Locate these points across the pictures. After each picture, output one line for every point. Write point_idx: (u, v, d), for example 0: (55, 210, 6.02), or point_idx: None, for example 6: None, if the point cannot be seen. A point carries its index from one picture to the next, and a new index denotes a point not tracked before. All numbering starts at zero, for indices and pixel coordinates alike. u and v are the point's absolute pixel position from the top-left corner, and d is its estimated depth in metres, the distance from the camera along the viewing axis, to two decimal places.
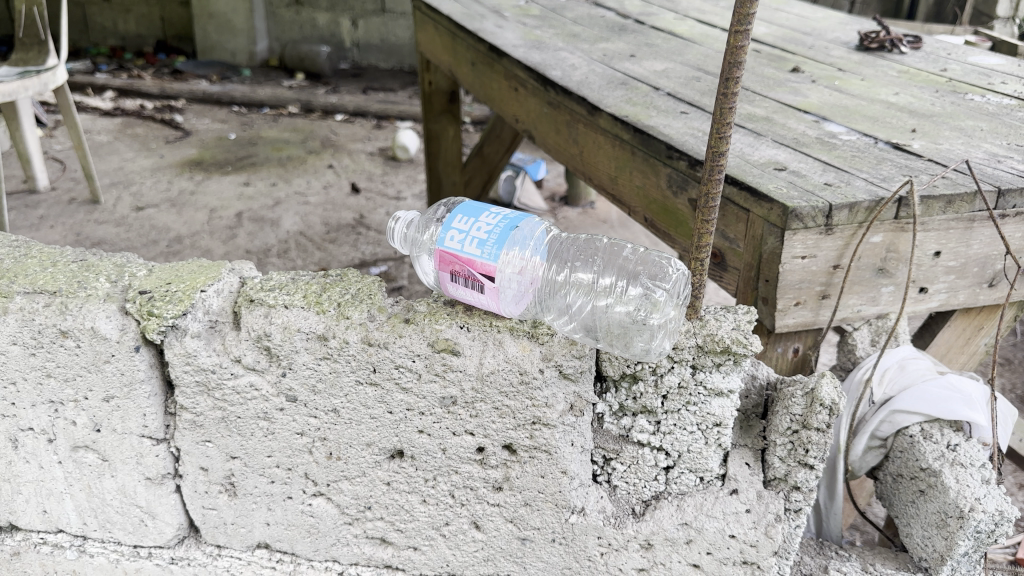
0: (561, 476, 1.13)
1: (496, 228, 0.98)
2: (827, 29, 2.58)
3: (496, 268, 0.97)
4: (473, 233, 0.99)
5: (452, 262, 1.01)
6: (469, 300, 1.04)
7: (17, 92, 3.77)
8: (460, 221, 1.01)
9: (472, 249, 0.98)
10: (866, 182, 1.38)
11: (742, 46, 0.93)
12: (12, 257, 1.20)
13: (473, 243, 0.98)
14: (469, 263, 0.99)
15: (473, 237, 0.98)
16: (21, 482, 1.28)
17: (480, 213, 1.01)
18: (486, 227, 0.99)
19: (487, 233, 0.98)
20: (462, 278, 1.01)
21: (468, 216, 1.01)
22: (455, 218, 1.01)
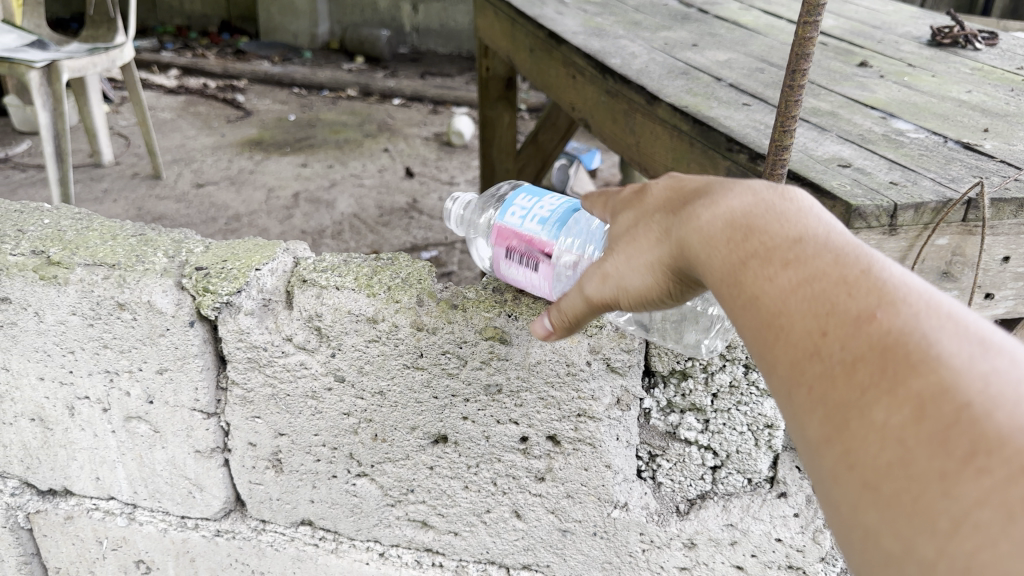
0: (604, 470, 1.12)
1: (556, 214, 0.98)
2: (897, 23, 2.50)
3: (555, 246, 0.95)
4: (537, 214, 0.98)
5: (510, 238, 0.99)
6: (520, 282, 1.03)
7: (86, 68, 3.86)
8: (523, 200, 1.00)
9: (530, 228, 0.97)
10: (933, 182, 1.33)
11: (810, 38, 0.90)
12: (74, 229, 1.23)
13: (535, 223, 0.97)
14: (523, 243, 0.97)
15: (535, 217, 0.97)
16: (76, 449, 1.31)
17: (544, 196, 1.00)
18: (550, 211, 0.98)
19: (546, 216, 0.97)
20: (517, 256, 0.99)
21: (531, 196, 1.00)
22: (518, 197, 1.00)
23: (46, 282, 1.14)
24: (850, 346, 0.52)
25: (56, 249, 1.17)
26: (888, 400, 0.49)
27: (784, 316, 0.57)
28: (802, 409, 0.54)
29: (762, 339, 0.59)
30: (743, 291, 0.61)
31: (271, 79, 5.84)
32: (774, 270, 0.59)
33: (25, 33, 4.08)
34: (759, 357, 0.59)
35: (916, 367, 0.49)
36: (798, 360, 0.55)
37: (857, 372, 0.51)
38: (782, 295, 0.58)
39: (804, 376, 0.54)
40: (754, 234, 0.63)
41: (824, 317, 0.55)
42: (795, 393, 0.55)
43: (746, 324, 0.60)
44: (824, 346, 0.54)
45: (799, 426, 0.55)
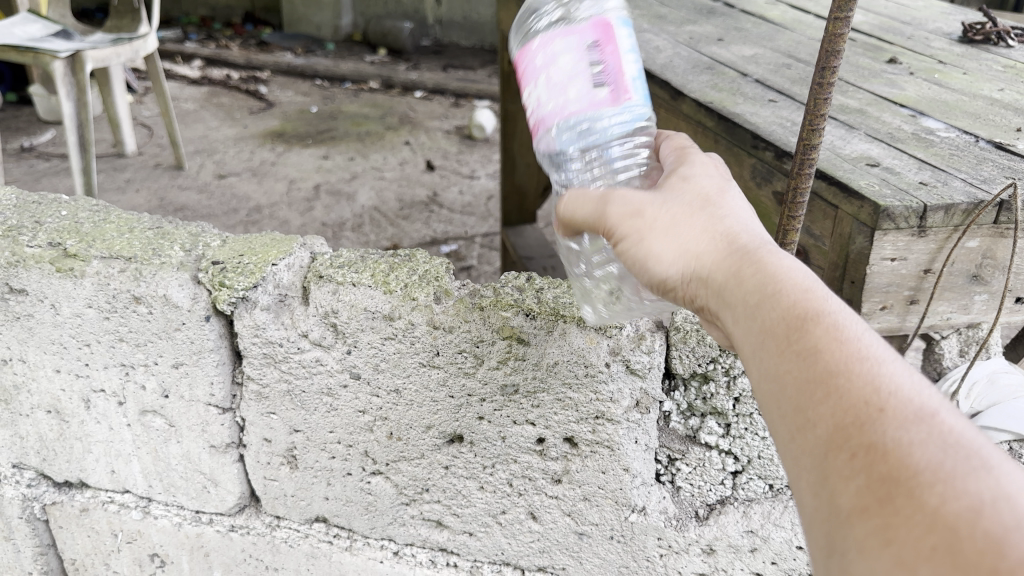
0: (622, 473, 1.10)
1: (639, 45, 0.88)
2: (927, 19, 2.45)
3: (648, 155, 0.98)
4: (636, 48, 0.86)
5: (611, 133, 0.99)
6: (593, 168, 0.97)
7: (109, 59, 3.87)
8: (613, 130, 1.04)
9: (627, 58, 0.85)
10: (964, 183, 1.29)
11: (841, 34, 0.88)
12: (91, 221, 1.22)
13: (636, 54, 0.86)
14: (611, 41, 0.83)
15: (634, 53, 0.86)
16: (92, 442, 1.31)
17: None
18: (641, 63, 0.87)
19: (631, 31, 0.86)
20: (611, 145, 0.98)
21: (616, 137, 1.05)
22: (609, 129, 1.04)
23: (62, 274, 1.14)
24: (909, 429, 0.53)
25: (73, 241, 1.17)
26: (856, 471, 0.53)
27: (843, 379, 0.58)
28: (837, 469, 0.55)
29: (809, 390, 0.59)
30: (802, 343, 0.61)
31: (294, 70, 5.85)
32: (841, 336, 0.60)
33: (50, 23, 4.10)
34: (796, 405, 0.60)
35: (888, 446, 0.53)
36: (848, 423, 0.55)
37: (914, 452, 0.51)
38: (848, 362, 0.58)
39: (850, 440, 0.55)
40: (818, 302, 0.64)
41: (885, 398, 0.55)
42: (834, 456, 0.55)
43: (792, 373, 0.61)
44: (879, 419, 0.54)
45: (830, 484, 0.55)
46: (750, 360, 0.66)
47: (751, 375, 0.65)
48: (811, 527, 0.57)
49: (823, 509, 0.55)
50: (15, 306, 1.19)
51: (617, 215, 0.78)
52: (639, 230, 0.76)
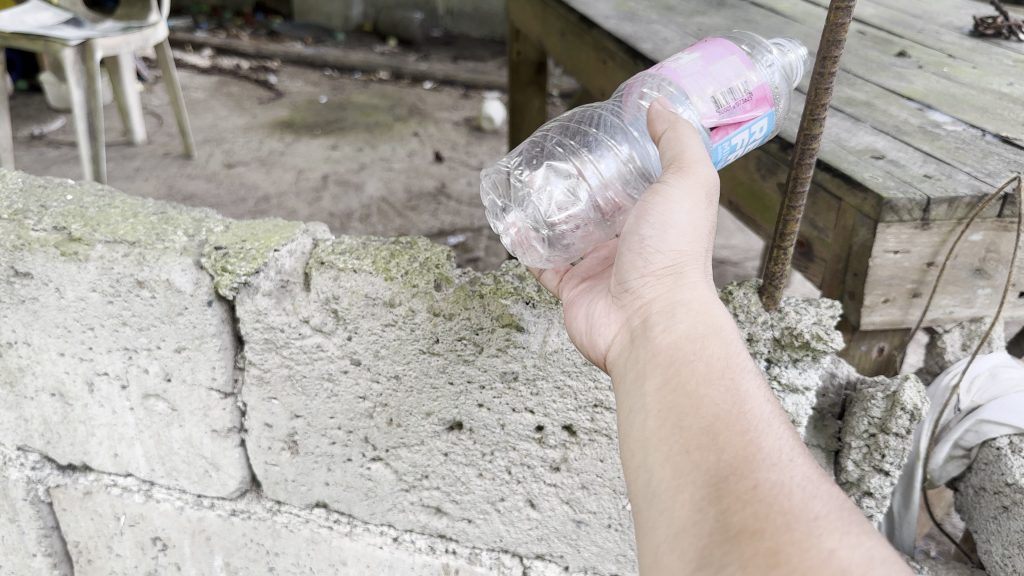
0: (620, 462, 1.11)
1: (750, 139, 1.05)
2: (938, 13, 2.44)
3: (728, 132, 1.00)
4: (756, 132, 1.02)
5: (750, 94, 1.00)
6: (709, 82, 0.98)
7: (120, 47, 3.88)
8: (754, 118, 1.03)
9: (754, 117, 1.00)
10: (969, 176, 1.29)
11: (842, 23, 0.88)
12: (96, 206, 1.23)
13: (754, 131, 1.01)
14: (754, 96, 0.99)
15: (755, 130, 1.01)
16: (95, 425, 1.32)
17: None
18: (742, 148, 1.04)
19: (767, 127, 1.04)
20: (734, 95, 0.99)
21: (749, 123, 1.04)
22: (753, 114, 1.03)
23: (66, 258, 1.14)
24: (809, 483, 0.67)
25: (78, 225, 1.17)
26: (754, 504, 0.65)
27: (762, 428, 0.71)
28: (736, 489, 0.67)
29: (729, 423, 0.71)
30: (728, 387, 0.75)
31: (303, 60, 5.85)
32: (762, 397, 0.75)
33: (62, 11, 4.11)
34: (711, 429, 0.71)
35: (784, 496, 0.65)
36: (759, 460, 0.68)
37: (815, 500, 0.65)
38: (767, 420, 0.72)
39: (760, 471, 0.67)
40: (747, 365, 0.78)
41: (791, 455, 0.69)
42: (738, 479, 0.67)
43: (712, 403, 0.73)
44: (785, 467, 0.68)
45: (729, 500, 0.66)
46: (668, 382, 0.77)
47: (665, 393, 0.76)
48: (690, 530, 0.67)
49: (712, 521, 0.66)
50: (21, 290, 1.20)
51: (709, 176, 0.85)
52: (700, 199, 0.84)
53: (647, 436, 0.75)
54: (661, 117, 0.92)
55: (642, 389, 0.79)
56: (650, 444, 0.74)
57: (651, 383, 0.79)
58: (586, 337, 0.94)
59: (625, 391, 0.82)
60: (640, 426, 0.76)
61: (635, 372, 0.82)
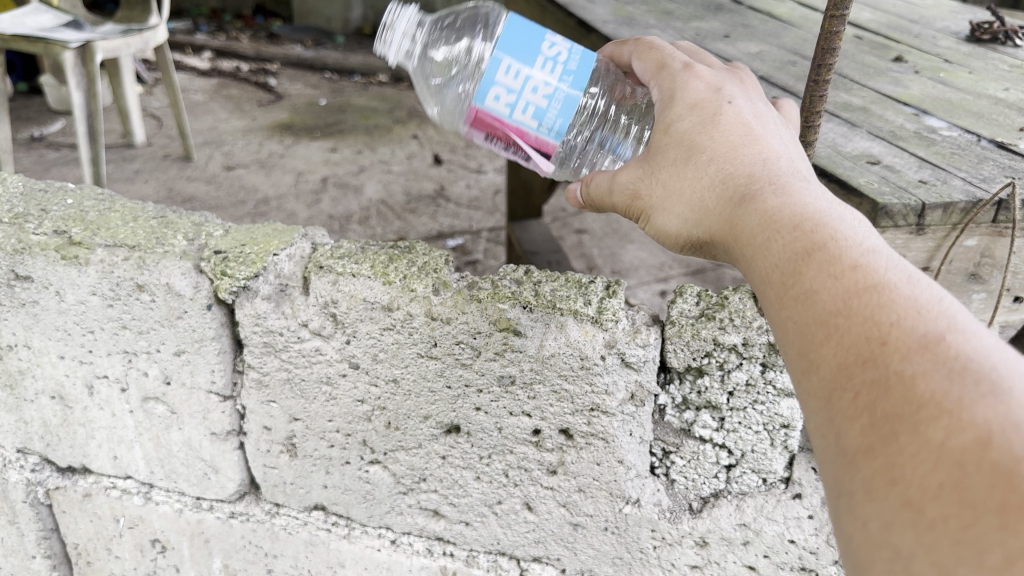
0: (617, 465, 1.12)
1: (536, 31, 1.01)
2: (935, 18, 2.45)
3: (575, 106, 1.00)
4: (530, 73, 0.99)
5: (488, 123, 1.03)
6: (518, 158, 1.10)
7: (119, 49, 3.89)
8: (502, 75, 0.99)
9: (524, 117, 1.01)
10: (964, 181, 1.30)
11: (837, 31, 0.88)
12: (96, 209, 1.23)
13: (534, 83, 0.99)
14: (506, 121, 1.02)
15: (530, 86, 0.99)
16: (95, 428, 1.32)
17: (535, 40, 1.00)
18: (553, 48, 1.01)
19: (516, 48, 0.99)
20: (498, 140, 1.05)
21: (511, 69, 0.99)
22: (498, 71, 0.99)
23: (67, 261, 1.15)
24: (909, 361, 0.54)
25: (78, 229, 1.18)
26: (872, 406, 0.54)
27: (842, 320, 0.59)
28: (840, 408, 0.56)
29: (810, 337, 0.61)
30: (799, 289, 0.64)
31: (303, 63, 5.86)
32: (835, 273, 0.63)
33: (62, 13, 4.12)
34: (820, 327, 0.61)
35: (905, 384, 0.53)
36: (876, 349, 0.56)
37: (918, 384, 0.53)
38: (847, 300, 0.60)
39: (876, 363, 0.56)
40: (816, 241, 0.66)
41: (887, 329, 0.57)
42: (838, 396, 0.57)
43: (790, 321, 0.64)
44: (880, 355, 0.56)
45: (847, 408, 0.56)
46: (771, 291, 0.67)
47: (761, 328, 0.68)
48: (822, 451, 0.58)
49: (835, 437, 0.56)
50: (21, 293, 1.20)
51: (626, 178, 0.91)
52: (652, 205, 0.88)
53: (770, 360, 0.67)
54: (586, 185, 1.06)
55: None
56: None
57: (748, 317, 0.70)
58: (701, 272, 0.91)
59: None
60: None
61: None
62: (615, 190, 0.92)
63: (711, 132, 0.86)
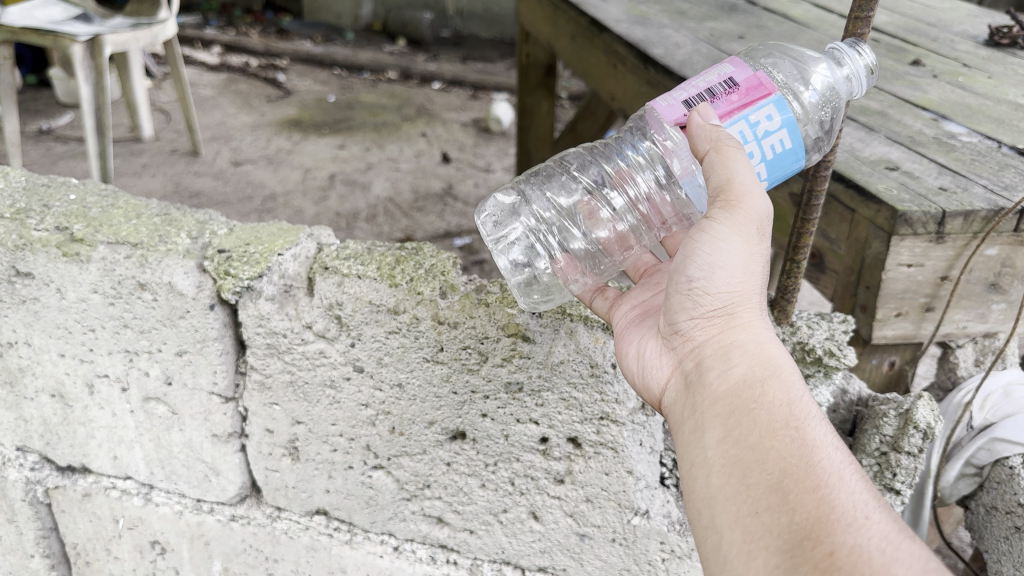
0: (626, 476, 1.09)
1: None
2: (953, 21, 2.41)
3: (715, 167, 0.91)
4: (765, 151, 0.93)
5: (745, 95, 0.92)
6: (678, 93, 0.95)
7: (129, 43, 3.87)
8: (776, 140, 0.92)
9: (737, 125, 0.92)
10: (985, 189, 1.27)
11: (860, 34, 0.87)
12: (99, 206, 1.21)
13: (752, 152, 0.92)
14: (749, 103, 0.92)
15: (749, 147, 0.92)
16: (95, 427, 1.30)
17: (784, 169, 0.94)
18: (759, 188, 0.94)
19: (778, 157, 0.93)
20: (722, 88, 0.93)
21: (775, 146, 0.93)
22: (783, 133, 0.92)
23: (68, 258, 1.13)
24: (888, 543, 0.67)
25: (80, 225, 1.16)
26: (831, 571, 0.66)
27: (834, 483, 0.72)
28: (813, 556, 0.68)
29: (797, 479, 0.73)
30: (798, 436, 0.76)
31: (313, 59, 5.85)
32: (831, 444, 0.75)
33: (72, 6, 4.11)
34: (780, 487, 0.73)
35: (864, 561, 0.66)
36: (836, 522, 0.69)
37: (898, 566, 0.65)
38: (840, 469, 0.73)
39: (836, 535, 0.68)
40: (815, 413, 0.78)
41: (869, 509, 0.70)
42: (814, 545, 0.68)
43: (779, 455, 0.75)
44: (862, 526, 0.68)
45: (806, 568, 0.67)
46: (729, 434, 0.78)
47: (728, 445, 0.78)
48: None
49: None
50: (22, 290, 1.18)
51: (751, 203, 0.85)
52: (743, 236, 0.85)
53: (710, 493, 0.77)
54: (702, 136, 0.90)
55: (701, 439, 0.81)
56: (715, 502, 0.77)
57: (711, 433, 0.80)
58: (636, 377, 0.95)
59: (682, 435, 0.84)
60: (705, 482, 0.78)
61: (692, 418, 0.84)
62: (752, 194, 0.86)
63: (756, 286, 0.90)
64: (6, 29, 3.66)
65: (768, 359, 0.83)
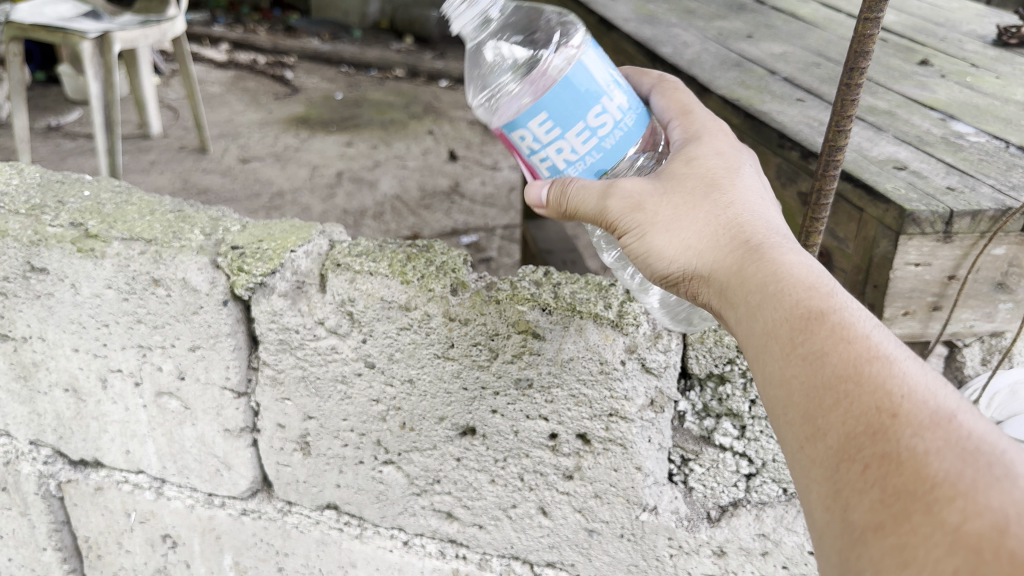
0: (635, 472, 1.10)
1: (605, 66, 0.87)
2: (961, 21, 2.42)
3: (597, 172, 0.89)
4: (564, 135, 0.86)
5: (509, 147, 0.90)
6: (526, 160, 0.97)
7: (138, 40, 3.89)
8: (540, 123, 0.85)
9: (537, 162, 0.89)
10: (993, 189, 1.27)
11: (870, 34, 0.87)
12: (114, 202, 1.23)
13: (559, 143, 0.86)
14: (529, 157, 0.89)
15: (555, 146, 0.87)
16: (108, 421, 1.32)
17: (583, 101, 0.85)
18: (601, 116, 0.86)
19: (555, 112, 0.84)
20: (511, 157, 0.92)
21: (548, 120, 0.85)
22: (533, 119, 0.85)
23: (83, 254, 1.14)
24: (922, 437, 0.56)
25: (95, 222, 1.17)
26: (867, 488, 0.56)
27: (855, 385, 0.61)
28: (850, 479, 0.58)
29: (818, 396, 0.63)
30: (807, 347, 0.65)
31: (320, 56, 5.86)
32: (842, 338, 0.64)
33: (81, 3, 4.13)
34: (807, 409, 0.63)
35: (898, 467, 0.55)
36: (864, 432, 0.58)
37: (932, 463, 0.54)
38: (857, 364, 0.62)
39: (865, 447, 0.58)
40: (823, 305, 0.67)
41: (898, 401, 0.58)
42: (847, 467, 0.58)
43: (796, 375, 0.65)
44: (892, 426, 0.57)
45: (846, 493, 0.58)
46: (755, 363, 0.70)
47: (758, 377, 0.69)
48: (824, 533, 0.59)
49: (836, 519, 0.58)
50: (36, 285, 1.20)
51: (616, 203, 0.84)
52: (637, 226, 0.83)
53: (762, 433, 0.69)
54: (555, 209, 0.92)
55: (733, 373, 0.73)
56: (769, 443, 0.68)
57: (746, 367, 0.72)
58: None
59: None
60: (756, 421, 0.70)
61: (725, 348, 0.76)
62: (611, 195, 0.84)
63: (710, 194, 0.83)
64: (17, 26, 3.68)
65: (763, 267, 0.73)
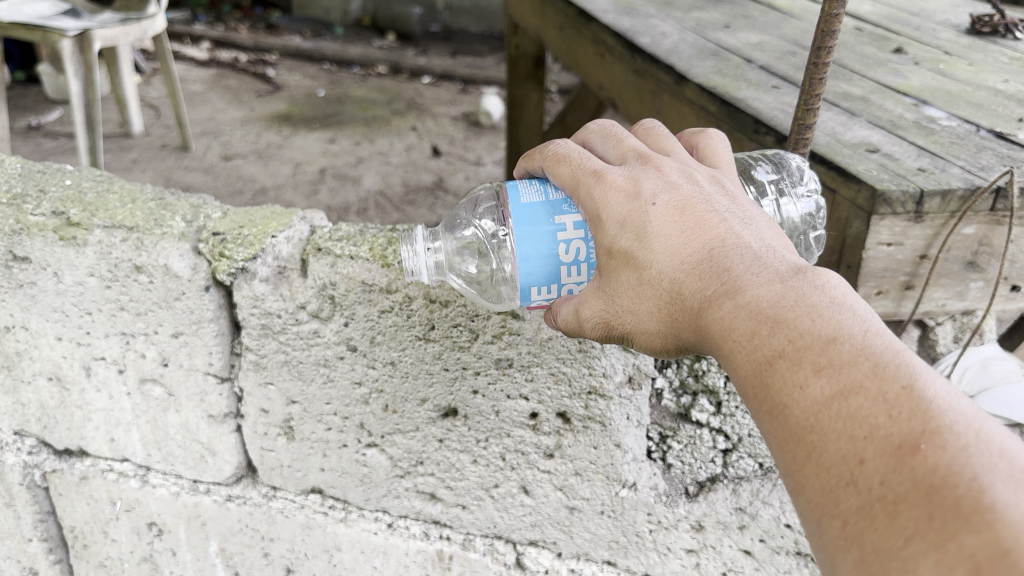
0: (614, 449, 1.12)
1: (541, 209, 0.87)
2: (936, 11, 2.45)
3: None
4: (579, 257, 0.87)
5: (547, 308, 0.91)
6: None
7: (118, 37, 3.87)
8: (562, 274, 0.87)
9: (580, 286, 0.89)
10: (962, 170, 1.30)
11: (836, 14, 0.89)
12: (94, 190, 1.23)
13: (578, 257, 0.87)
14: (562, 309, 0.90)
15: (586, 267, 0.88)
16: (92, 410, 1.32)
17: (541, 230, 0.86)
18: (571, 248, 0.86)
19: (542, 253, 0.86)
20: None
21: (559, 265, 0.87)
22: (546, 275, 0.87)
23: (65, 242, 1.15)
24: (888, 487, 0.57)
25: (76, 210, 1.18)
26: (849, 544, 0.58)
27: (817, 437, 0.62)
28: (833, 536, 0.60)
29: (788, 450, 0.64)
30: (768, 400, 0.66)
31: (302, 54, 5.85)
32: (800, 382, 0.64)
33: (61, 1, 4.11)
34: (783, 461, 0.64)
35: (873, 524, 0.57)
36: (836, 487, 0.60)
37: (902, 516, 0.56)
38: (816, 413, 0.62)
39: (839, 505, 0.59)
40: (777, 341, 0.66)
41: (862, 447, 0.59)
42: (828, 523, 0.60)
43: (766, 423, 0.66)
44: (861, 480, 0.58)
45: (832, 550, 0.60)
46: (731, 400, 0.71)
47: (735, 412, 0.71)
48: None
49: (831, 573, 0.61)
50: (19, 274, 1.20)
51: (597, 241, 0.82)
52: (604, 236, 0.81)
53: None
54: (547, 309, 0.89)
55: None
56: None
57: None
58: None
59: None
60: None
61: None
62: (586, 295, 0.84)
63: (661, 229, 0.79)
64: None
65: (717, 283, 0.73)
